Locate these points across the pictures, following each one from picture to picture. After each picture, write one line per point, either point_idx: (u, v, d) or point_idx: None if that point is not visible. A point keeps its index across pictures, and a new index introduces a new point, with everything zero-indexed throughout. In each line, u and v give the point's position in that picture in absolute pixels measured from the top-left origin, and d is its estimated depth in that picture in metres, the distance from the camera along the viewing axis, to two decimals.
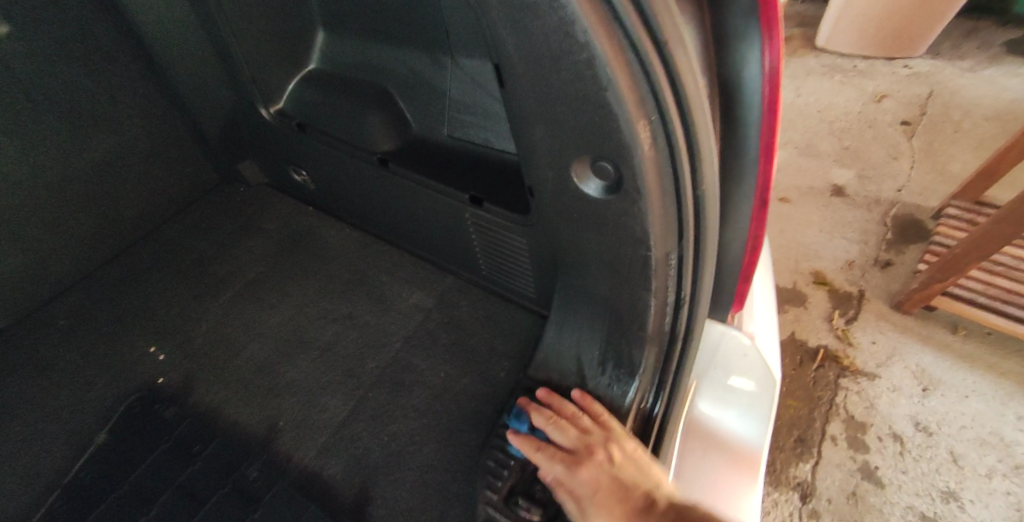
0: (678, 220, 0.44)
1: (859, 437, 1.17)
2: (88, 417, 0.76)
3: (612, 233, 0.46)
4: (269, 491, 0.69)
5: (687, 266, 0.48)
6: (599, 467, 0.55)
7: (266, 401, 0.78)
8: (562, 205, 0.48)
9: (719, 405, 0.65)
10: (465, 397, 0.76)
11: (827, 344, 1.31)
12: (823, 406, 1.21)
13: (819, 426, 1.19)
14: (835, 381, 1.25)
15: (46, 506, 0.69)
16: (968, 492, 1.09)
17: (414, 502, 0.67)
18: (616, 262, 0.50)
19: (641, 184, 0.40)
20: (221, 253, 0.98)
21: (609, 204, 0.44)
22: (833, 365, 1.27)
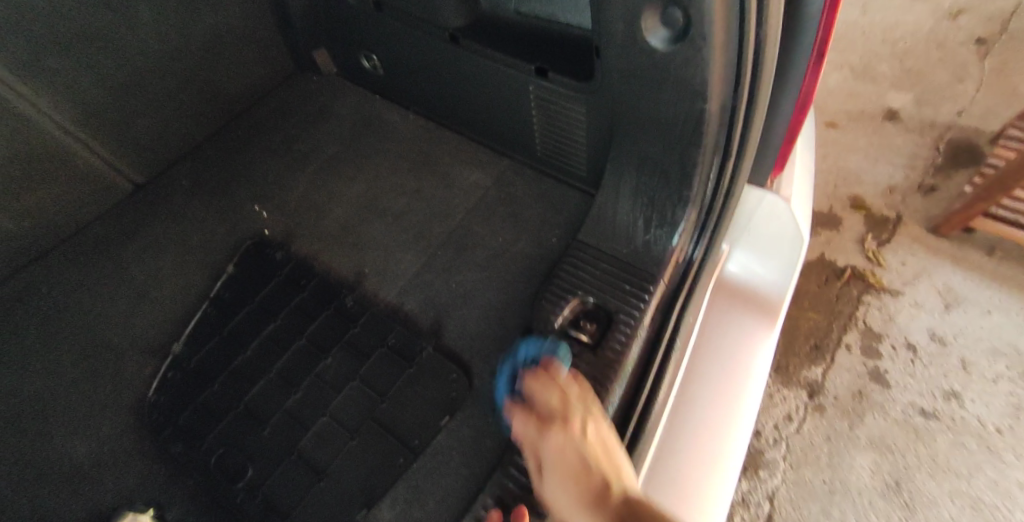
0: (736, 69, 0.54)
1: (873, 345, 1.27)
2: (215, 255, 0.93)
3: (676, 85, 0.56)
4: (363, 314, 0.84)
5: (736, 117, 0.58)
6: (568, 441, 0.53)
7: (354, 252, 0.92)
8: (628, 61, 0.58)
9: (750, 259, 0.75)
10: (520, 258, 0.87)
11: (855, 264, 1.39)
12: (842, 319, 1.31)
13: (836, 336, 1.29)
14: (859, 297, 1.34)
15: (199, 313, 0.86)
16: (970, 392, 1.19)
17: (481, 332, 0.81)
18: (673, 117, 0.60)
19: (707, 32, 0.49)
20: (304, 132, 1.08)
21: (673, 55, 0.53)
22: (858, 282, 1.36)
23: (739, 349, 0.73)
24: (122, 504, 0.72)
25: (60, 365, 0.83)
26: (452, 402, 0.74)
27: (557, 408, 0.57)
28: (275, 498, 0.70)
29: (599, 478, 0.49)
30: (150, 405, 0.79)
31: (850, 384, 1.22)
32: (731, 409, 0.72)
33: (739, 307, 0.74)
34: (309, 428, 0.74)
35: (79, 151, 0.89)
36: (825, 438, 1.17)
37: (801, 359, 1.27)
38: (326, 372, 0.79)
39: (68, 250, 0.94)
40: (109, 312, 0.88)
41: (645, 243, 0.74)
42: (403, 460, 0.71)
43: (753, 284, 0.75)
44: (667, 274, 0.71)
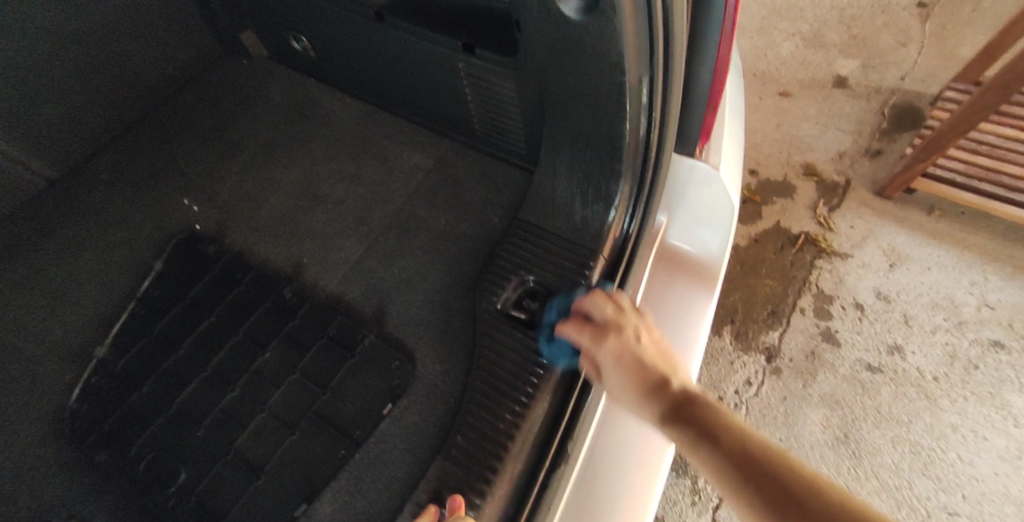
0: (649, 38, 0.53)
1: (824, 307, 1.30)
2: (145, 251, 0.88)
3: (593, 57, 0.55)
4: (302, 307, 0.81)
5: (657, 87, 0.58)
6: (625, 346, 0.54)
7: (292, 243, 0.88)
8: (546, 30, 0.56)
9: (689, 229, 0.74)
10: (463, 240, 0.84)
11: (808, 230, 1.41)
12: (796, 284, 1.34)
13: (791, 300, 1.32)
14: (811, 262, 1.37)
15: (129, 311, 0.83)
16: (912, 345, 1.24)
17: (423, 318, 0.78)
18: (595, 89, 0.59)
19: (616, 0, 0.48)
20: (236, 120, 1.04)
21: (587, 24, 0.52)
22: (811, 248, 1.39)
23: (683, 332, 0.69)
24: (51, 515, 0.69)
25: None
26: (395, 388, 0.72)
27: (611, 318, 0.57)
28: (214, 497, 0.68)
29: (656, 374, 0.52)
30: (76, 412, 0.75)
31: (803, 345, 1.26)
32: None
33: (680, 278, 0.72)
34: (247, 424, 0.72)
35: None
36: (782, 399, 1.20)
37: (759, 324, 1.29)
38: (263, 368, 0.76)
39: None
40: (33, 318, 0.83)
41: (582, 217, 0.73)
42: (345, 451, 0.69)
43: (692, 254, 0.73)
44: (607, 248, 0.70)
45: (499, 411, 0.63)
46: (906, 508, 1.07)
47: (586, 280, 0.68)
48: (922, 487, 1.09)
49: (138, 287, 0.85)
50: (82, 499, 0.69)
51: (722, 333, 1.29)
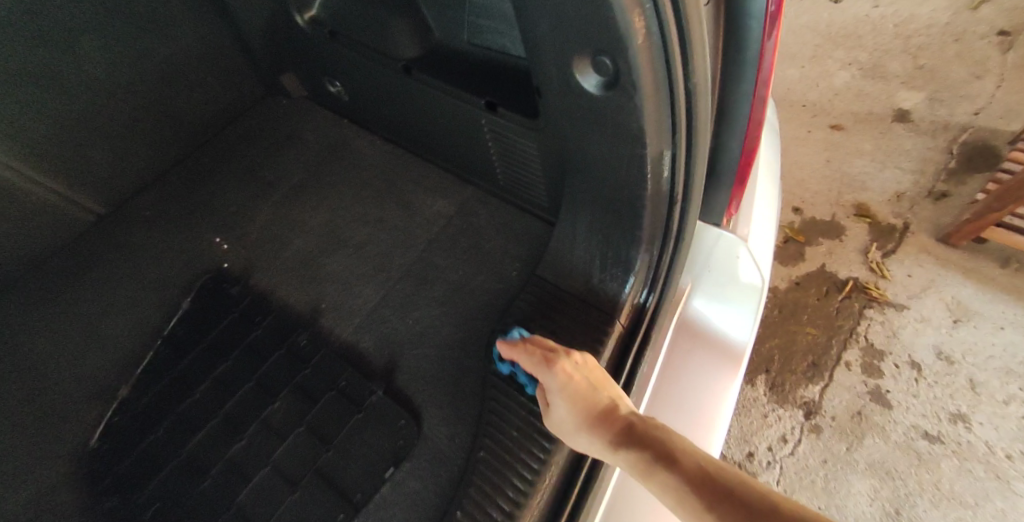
0: (671, 116, 0.50)
1: (874, 363, 1.20)
2: (172, 289, 0.89)
3: (615, 130, 0.52)
4: (317, 354, 0.79)
5: (679, 163, 0.54)
6: (572, 371, 0.52)
7: (311, 286, 0.87)
8: (566, 101, 0.54)
9: (712, 302, 0.69)
10: (479, 292, 0.80)
11: (857, 275, 1.31)
12: (842, 335, 1.24)
13: (836, 352, 1.22)
14: (859, 311, 1.26)
15: (153, 351, 0.83)
16: (980, 415, 1.12)
17: (433, 373, 0.74)
18: (614, 160, 0.56)
19: (636, 78, 0.45)
20: (271, 158, 1.04)
21: (608, 100, 0.49)
22: (860, 296, 1.28)
23: (695, 417, 0.65)
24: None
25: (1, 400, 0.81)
26: (399, 451, 0.70)
27: (556, 353, 0.55)
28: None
29: (602, 400, 0.49)
30: (96, 451, 0.75)
31: (848, 404, 1.16)
32: None
33: (699, 355, 0.67)
34: (252, 479, 0.70)
35: (31, 188, 0.86)
36: (822, 461, 1.10)
37: (799, 377, 1.19)
38: (272, 418, 0.74)
39: (30, 284, 0.91)
40: (66, 353, 0.84)
41: (600, 283, 0.69)
42: (342, 515, 0.66)
43: (712, 329, 0.68)
44: (623, 314, 0.66)
45: (498, 493, 0.60)
46: None
47: (603, 347, 0.64)
48: None
49: (167, 324, 0.85)
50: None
51: (757, 383, 1.20)
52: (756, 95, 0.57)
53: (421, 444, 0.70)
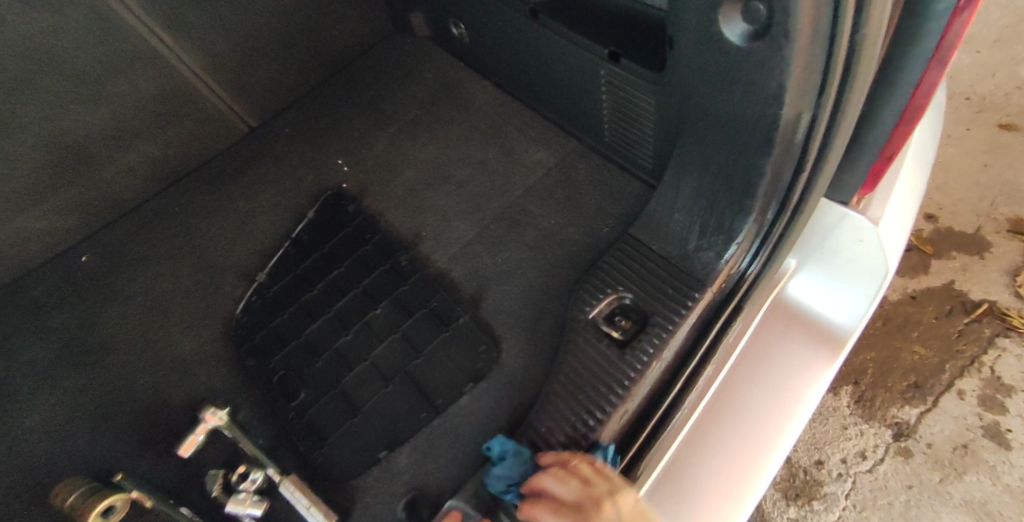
0: (822, 76, 0.44)
1: (996, 397, 1.07)
2: (301, 199, 0.99)
3: (750, 86, 0.47)
4: (414, 275, 0.86)
5: (817, 131, 0.49)
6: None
7: (414, 216, 0.92)
8: (701, 48, 0.50)
9: (817, 279, 0.60)
10: (569, 242, 0.80)
11: (995, 298, 1.15)
12: (959, 362, 1.10)
13: (947, 379, 1.09)
14: (989, 338, 1.12)
15: (280, 253, 0.93)
16: None
17: (517, 309, 0.78)
18: (745, 112, 0.51)
19: (791, 30, 0.40)
20: (392, 89, 1.09)
21: (750, 51, 0.45)
22: (994, 321, 1.13)
23: (773, 402, 0.59)
24: (209, 398, 0.79)
25: (141, 270, 0.94)
26: (479, 370, 0.74)
27: (580, 494, 0.52)
28: (322, 423, 0.75)
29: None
30: (237, 322, 0.87)
31: (953, 435, 1.05)
32: (749, 465, 0.57)
33: (795, 337, 0.60)
34: (353, 368, 0.79)
35: (207, 94, 0.98)
36: (906, 486, 1.02)
37: (892, 395, 1.09)
38: (374, 320, 0.83)
39: (191, 183, 1.03)
40: (212, 242, 0.96)
41: (692, 249, 0.66)
42: (426, 414, 0.73)
43: (813, 313, 0.60)
44: (716, 284, 0.63)
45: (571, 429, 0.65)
46: None
47: (688, 311, 0.64)
48: None
49: (294, 229, 0.95)
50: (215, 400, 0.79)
51: (840, 393, 1.11)
52: (918, 90, 0.49)
53: (502, 368, 0.74)
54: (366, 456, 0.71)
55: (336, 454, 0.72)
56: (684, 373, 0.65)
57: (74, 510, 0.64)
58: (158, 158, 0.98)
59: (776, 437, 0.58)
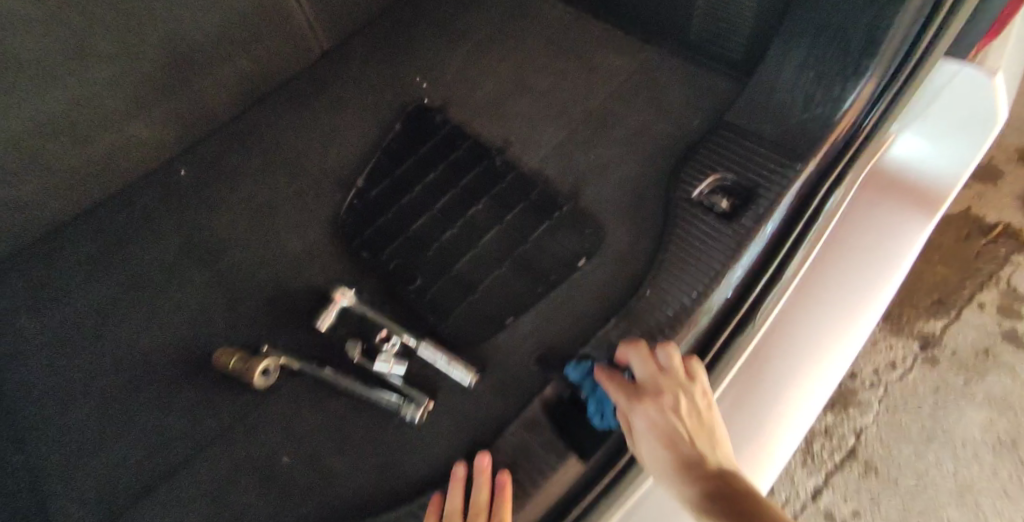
0: None
1: (1013, 306, 1.21)
2: (385, 113, 1.03)
3: None
4: (510, 174, 0.92)
5: None
6: (660, 412, 0.57)
7: (501, 122, 0.97)
8: None
9: (916, 152, 0.73)
10: (660, 136, 0.87)
11: (1008, 221, 1.29)
12: (980, 277, 1.24)
13: (967, 293, 1.23)
14: (1005, 255, 1.26)
15: (372, 163, 0.97)
16: None
17: (616, 197, 0.84)
18: None
19: None
20: (462, 10, 1.13)
21: None
22: (1008, 241, 1.27)
23: (874, 256, 0.70)
24: (332, 285, 0.87)
25: (240, 186, 0.99)
26: (587, 249, 0.81)
27: (651, 378, 0.60)
28: (443, 301, 0.82)
29: (691, 451, 0.54)
30: (343, 222, 0.93)
31: (975, 341, 1.19)
32: (850, 311, 0.68)
33: (890, 203, 0.71)
34: (464, 254, 0.85)
35: (295, 9, 1.00)
36: (933, 389, 1.17)
37: (919, 310, 1.23)
38: (475, 217, 0.88)
39: (275, 102, 1.06)
40: (304, 154, 1.01)
41: (799, 120, 0.74)
42: (542, 289, 0.80)
43: (914, 178, 0.72)
44: (836, 133, 0.70)
45: (686, 287, 0.70)
46: None
47: (791, 182, 0.70)
48: None
49: (384, 139, 1.00)
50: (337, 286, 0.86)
51: None
52: None
53: (608, 248, 0.80)
54: (490, 327, 0.79)
55: (461, 325, 0.80)
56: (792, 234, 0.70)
57: (238, 369, 0.76)
58: (246, 74, 1.01)
59: (874, 291, 0.69)
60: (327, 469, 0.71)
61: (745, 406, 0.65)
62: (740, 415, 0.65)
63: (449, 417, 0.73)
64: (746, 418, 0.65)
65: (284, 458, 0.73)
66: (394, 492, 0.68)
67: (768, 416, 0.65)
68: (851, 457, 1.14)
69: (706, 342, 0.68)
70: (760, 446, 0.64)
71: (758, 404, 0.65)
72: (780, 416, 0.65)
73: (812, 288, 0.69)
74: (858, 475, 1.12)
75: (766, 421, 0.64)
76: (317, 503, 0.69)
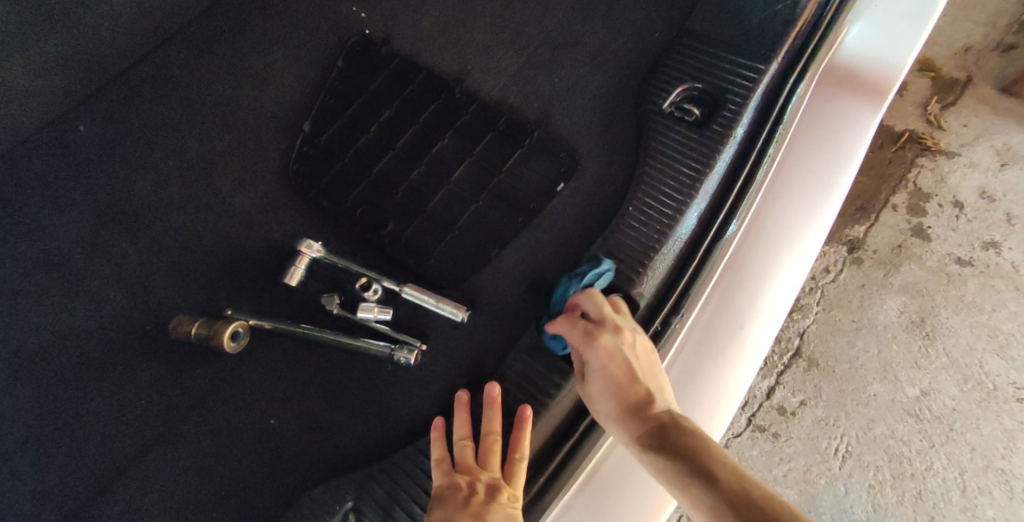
0: None
1: (919, 204, 1.33)
2: (323, 49, 0.93)
3: None
4: (472, 104, 0.87)
5: None
6: (614, 353, 0.57)
7: (454, 51, 0.92)
8: None
9: (866, 43, 0.73)
10: (623, 52, 0.86)
11: (913, 127, 1.37)
12: (891, 183, 1.34)
13: (884, 197, 1.33)
14: (912, 160, 1.35)
15: (317, 103, 0.89)
16: (1010, 243, 1.30)
17: (586, 118, 0.83)
18: None
19: None
20: None
21: None
22: (914, 146, 1.36)
23: (838, 147, 0.70)
24: (293, 239, 0.81)
25: (160, 141, 0.86)
26: (563, 173, 0.80)
27: (604, 318, 0.60)
28: (418, 242, 0.78)
29: (642, 390, 0.55)
30: (295, 173, 0.85)
31: (891, 238, 1.31)
32: (821, 200, 0.69)
33: (847, 96, 0.72)
34: (434, 193, 0.81)
35: None
36: (859, 286, 1.28)
37: (847, 218, 1.32)
38: (442, 152, 0.84)
39: (188, 41, 0.92)
40: (234, 99, 0.90)
41: (761, 21, 0.75)
42: (522, 219, 0.78)
43: (864, 72, 0.73)
44: (803, 19, 0.74)
45: (665, 196, 0.71)
46: (973, 382, 1.21)
47: (755, 84, 0.73)
48: (993, 365, 1.22)
49: (327, 77, 0.91)
50: (301, 237, 0.80)
51: None
52: None
53: (584, 169, 0.80)
54: (474, 261, 0.76)
55: (442, 264, 0.77)
56: (763, 135, 0.72)
57: (204, 335, 0.69)
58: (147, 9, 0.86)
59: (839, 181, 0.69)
60: (321, 424, 0.67)
61: (729, 301, 0.66)
62: (724, 310, 0.65)
63: (443, 353, 0.71)
64: (730, 312, 0.65)
65: (270, 420, 0.68)
66: (398, 434, 0.66)
67: (750, 308, 0.65)
68: (797, 356, 1.23)
69: (692, 250, 0.69)
70: (743, 334, 0.64)
71: (741, 297, 0.65)
72: (759, 308, 0.65)
73: (783, 183, 0.69)
74: (802, 371, 1.22)
75: (747, 311, 0.65)
76: (313, 460, 0.65)
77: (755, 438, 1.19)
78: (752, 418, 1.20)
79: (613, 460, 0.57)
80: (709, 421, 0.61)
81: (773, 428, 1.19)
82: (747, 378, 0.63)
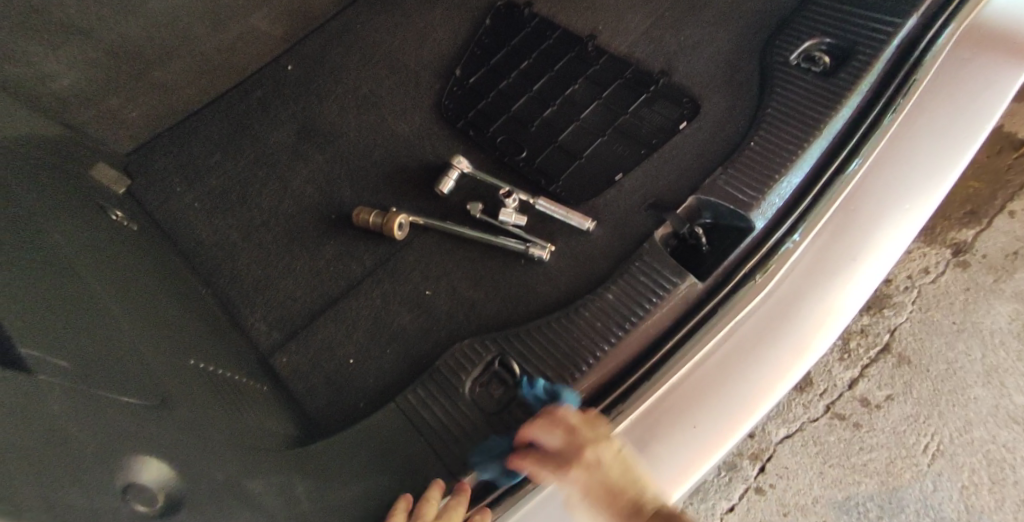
0: None
1: None
2: (475, 10, 1.08)
3: None
4: (603, 57, 0.99)
5: None
6: (588, 472, 0.52)
7: (589, 13, 1.04)
8: None
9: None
10: (748, 16, 0.95)
11: None
12: (1008, 190, 1.32)
13: (999, 203, 1.31)
14: None
15: (467, 53, 1.04)
16: None
17: (710, 70, 0.92)
18: None
19: None
20: None
21: None
22: None
23: (969, 105, 0.70)
24: (440, 160, 0.95)
25: (340, 79, 1.04)
26: (687, 115, 0.89)
27: (567, 439, 0.55)
28: (550, 167, 0.90)
29: (629, 498, 0.53)
30: (446, 108, 0.99)
31: (1004, 245, 1.28)
32: (948, 150, 0.68)
33: (983, 57, 0.72)
34: (565, 128, 0.93)
35: None
36: (964, 288, 1.25)
37: (952, 221, 1.31)
38: (574, 96, 0.96)
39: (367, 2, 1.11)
40: (398, 47, 1.07)
41: None
42: (645, 151, 0.88)
43: (999, 38, 0.72)
44: None
45: (791, 130, 0.78)
46: None
47: (889, 37, 0.79)
48: None
49: (476, 32, 1.06)
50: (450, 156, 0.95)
51: None
52: None
53: (708, 111, 0.89)
54: (600, 184, 0.87)
55: (572, 183, 0.88)
56: (891, 83, 0.76)
57: (376, 223, 0.85)
58: None
59: (971, 135, 0.69)
60: (464, 298, 0.80)
61: (844, 233, 0.65)
62: (839, 240, 0.65)
63: (568, 254, 0.82)
64: (844, 243, 0.65)
65: (425, 291, 0.81)
66: (526, 311, 0.77)
67: (866, 241, 0.64)
68: (886, 351, 1.22)
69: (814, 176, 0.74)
70: (856, 266, 0.64)
71: (857, 230, 0.65)
72: (876, 244, 0.64)
73: (910, 130, 0.69)
74: (892, 366, 1.20)
75: (863, 245, 0.64)
76: (451, 326, 0.77)
77: (834, 425, 1.17)
78: (831, 405, 1.18)
79: (707, 369, 0.59)
80: (807, 339, 0.60)
81: (853, 417, 1.17)
82: (851, 301, 0.62)
